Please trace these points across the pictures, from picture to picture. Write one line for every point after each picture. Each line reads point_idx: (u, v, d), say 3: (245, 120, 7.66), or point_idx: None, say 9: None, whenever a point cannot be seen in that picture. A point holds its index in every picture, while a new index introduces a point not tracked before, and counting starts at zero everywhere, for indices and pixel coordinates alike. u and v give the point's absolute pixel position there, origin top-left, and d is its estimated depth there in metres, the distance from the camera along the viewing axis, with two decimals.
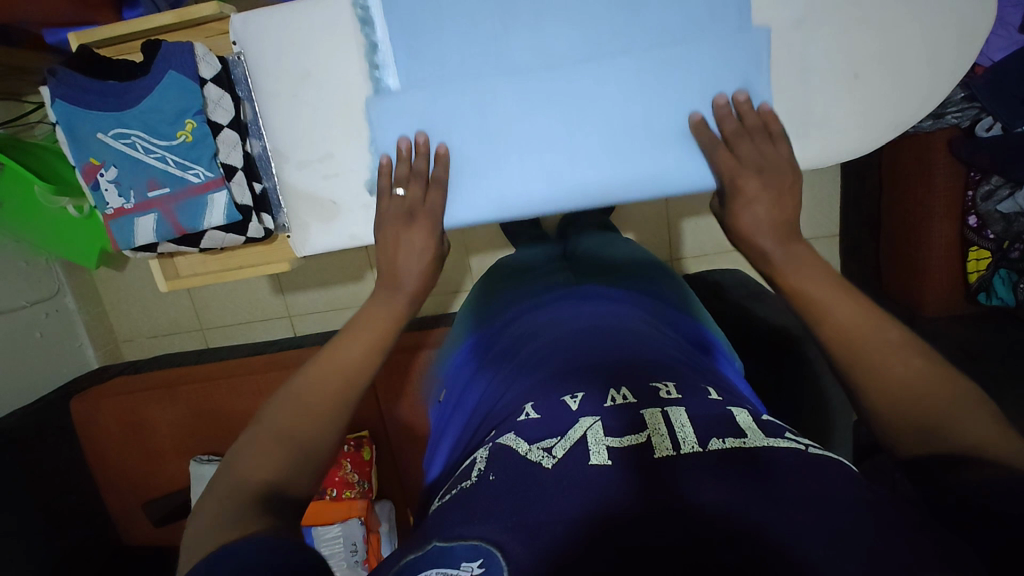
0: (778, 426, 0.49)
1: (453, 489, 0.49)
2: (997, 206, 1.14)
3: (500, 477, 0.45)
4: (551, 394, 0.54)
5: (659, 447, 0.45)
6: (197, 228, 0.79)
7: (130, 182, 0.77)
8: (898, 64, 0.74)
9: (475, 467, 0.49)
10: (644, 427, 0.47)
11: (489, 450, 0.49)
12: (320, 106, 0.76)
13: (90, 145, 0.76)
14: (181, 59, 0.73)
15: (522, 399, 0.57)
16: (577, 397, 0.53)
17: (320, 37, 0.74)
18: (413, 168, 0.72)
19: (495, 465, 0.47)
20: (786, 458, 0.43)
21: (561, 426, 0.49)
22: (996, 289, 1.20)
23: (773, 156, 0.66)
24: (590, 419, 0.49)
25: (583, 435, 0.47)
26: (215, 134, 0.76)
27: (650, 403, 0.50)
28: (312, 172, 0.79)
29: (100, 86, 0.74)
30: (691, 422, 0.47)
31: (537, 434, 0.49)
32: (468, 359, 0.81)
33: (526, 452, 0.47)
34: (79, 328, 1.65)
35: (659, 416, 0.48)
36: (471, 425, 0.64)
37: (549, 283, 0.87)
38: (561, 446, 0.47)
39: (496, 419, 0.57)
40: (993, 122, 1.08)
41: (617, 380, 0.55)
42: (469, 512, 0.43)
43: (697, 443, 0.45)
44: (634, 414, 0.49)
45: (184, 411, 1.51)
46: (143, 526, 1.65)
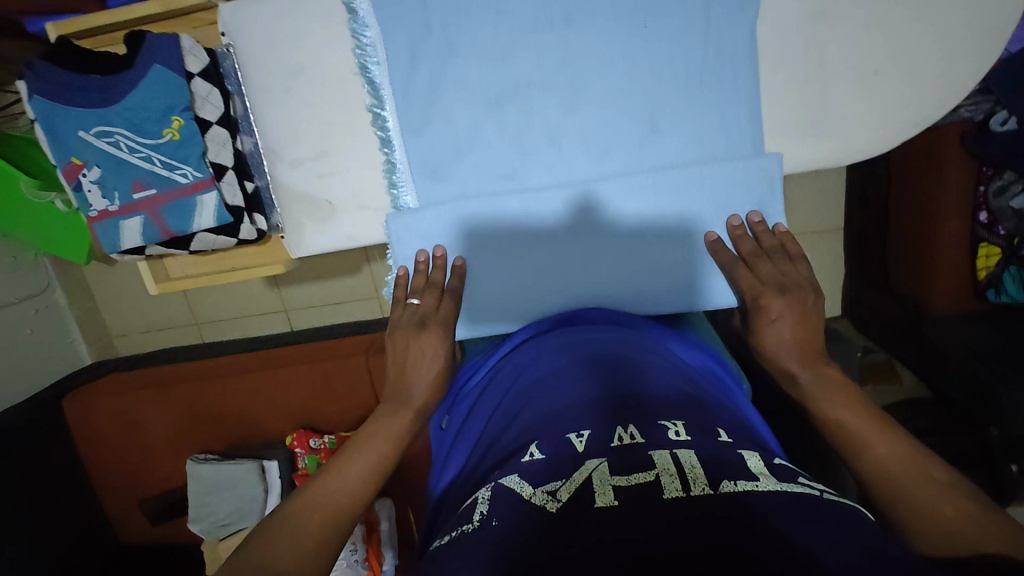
0: (791, 471, 0.47)
1: (451, 532, 0.46)
2: (1010, 202, 1.10)
3: (503, 522, 0.43)
4: (556, 432, 0.52)
5: (668, 487, 0.43)
6: (186, 231, 0.76)
7: (115, 183, 0.74)
8: (919, 61, 0.71)
9: (476, 509, 0.47)
10: (652, 466, 0.45)
11: (491, 491, 0.47)
12: (313, 103, 0.73)
13: (70, 143, 0.72)
14: (166, 52, 0.69)
15: (526, 436, 0.54)
16: (583, 435, 0.50)
17: (311, 27, 0.70)
18: (431, 280, 0.75)
19: (496, 509, 0.45)
20: (801, 502, 0.41)
21: (565, 468, 0.47)
22: (1006, 286, 1.16)
23: (788, 277, 0.69)
24: (595, 460, 0.47)
25: (588, 477, 0.45)
26: (204, 131, 0.73)
27: (658, 442, 0.48)
28: (306, 172, 0.76)
29: (81, 80, 0.70)
30: (702, 464, 0.45)
31: (541, 476, 0.47)
32: (472, 380, 0.78)
33: (530, 496, 0.45)
34: (70, 324, 1.61)
35: (667, 457, 0.46)
36: (474, 456, 0.61)
37: None
38: (565, 489, 0.44)
39: (498, 455, 0.55)
40: (1007, 116, 1.06)
41: (624, 416, 0.52)
42: (467, 560, 0.40)
43: (708, 486, 0.43)
44: (642, 453, 0.47)
45: (179, 409, 1.49)
46: (141, 524, 1.64)
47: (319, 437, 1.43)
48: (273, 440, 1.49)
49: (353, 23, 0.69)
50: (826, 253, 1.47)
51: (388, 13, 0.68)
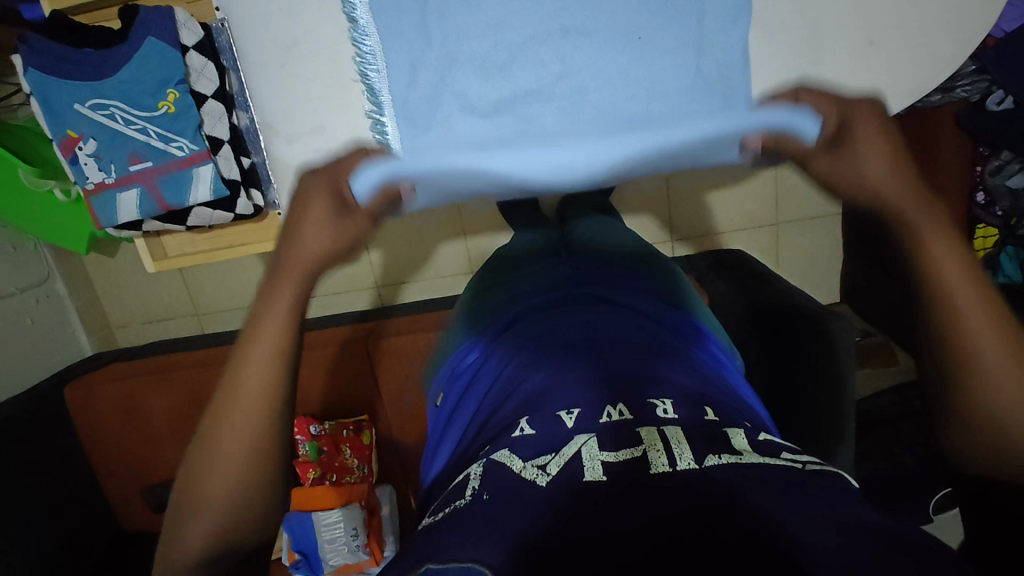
0: (774, 446, 0.47)
1: (444, 508, 0.46)
2: (1006, 181, 1.12)
3: (495, 496, 0.43)
4: (547, 410, 0.52)
5: (655, 462, 0.43)
6: (184, 205, 0.76)
7: (110, 156, 0.74)
8: (913, 32, 0.71)
9: (468, 485, 0.46)
10: (639, 443, 0.45)
11: (484, 465, 0.47)
12: (309, 78, 0.73)
13: (67, 116, 0.72)
14: (160, 24, 0.69)
15: (518, 414, 0.55)
16: (573, 412, 0.51)
17: (307, 4, 0.70)
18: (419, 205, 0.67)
19: (490, 484, 0.44)
20: (787, 474, 0.41)
21: (555, 443, 0.47)
22: (1003, 267, 1.16)
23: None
24: (584, 435, 0.47)
25: (578, 451, 0.45)
26: (200, 105, 0.73)
27: (647, 420, 0.48)
28: (303, 147, 0.76)
29: (76, 54, 0.70)
30: (688, 439, 0.45)
31: (532, 451, 0.47)
32: (465, 362, 0.78)
33: (521, 470, 0.45)
34: (70, 313, 1.62)
35: (655, 434, 0.46)
36: (467, 435, 0.62)
37: (547, 281, 0.84)
38: (555, 463, 0.45)
39: (490, 433, 0.55)
40: (1004, 96, 1.05)
41: (613, 395, 0.53)
42: (458, 531, 0.40)
43: (694, 460, 0.43)
44: (630, 430, 0.47)
45: (179, 397, 1.49)
46: (142, 513, 1.64)
47: (319, 424, 1.36)
48: None
49: (353, 31, 0.70)
50: (827, 236, 1.47)
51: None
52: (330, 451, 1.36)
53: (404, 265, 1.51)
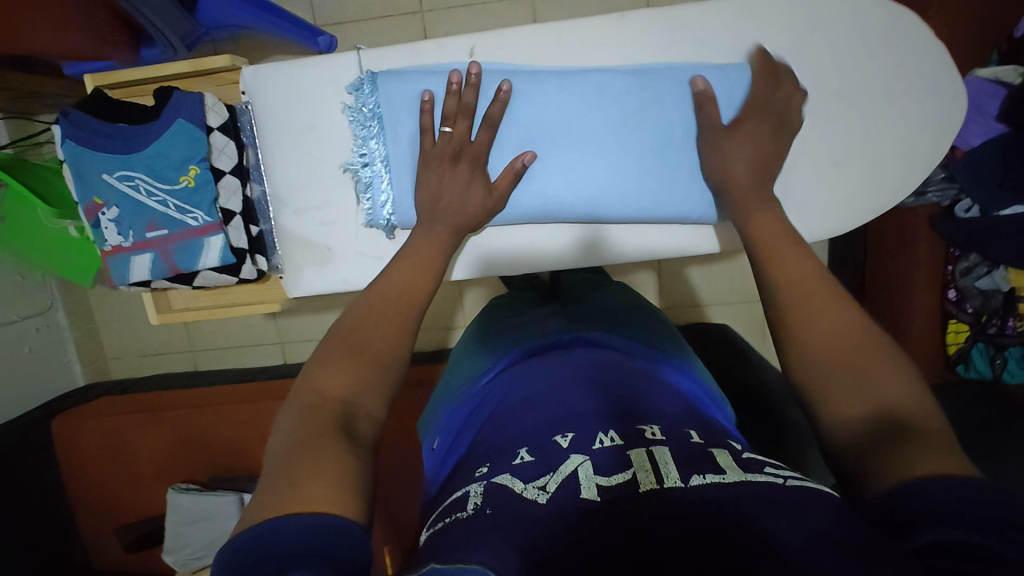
0: (757, 462, 0.47)
1: (446, 518, 0.46)
2: (976, 282, 1.17)
3: (497, 510, 0.43)
4: (543, 435, 0.52)
5: (644, 482, 0.43)
6: (192, 269, 0.80)
7: (130, 223, 0.78)
8: (876, 154, 0.77)
9: (467, 499, 0.46)
10: (630, 465, 0.45)
11: (483, 487, 0.47)
12: (322, 157, 0.79)
13: (94, 185, 0.77)
14: (190, 108, 0.75)
15: (517, 438, 0.54)
16: (568, 435, 0.51)
17: (320, 93, 0.77)
18: (461, 103, 0.71)
19: (491, 500, 0.44)
20: (766, 493, 0.41)
21: (552, 463, 0.48)
22: (974, 361, 1.22)
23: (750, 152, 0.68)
24: (579, 457, 0.47)
25: (574, 471, 0.46)
26: (218, 180, 0.79)
27: (638, 443, 0.49)
28: (309, 219, 0.81)
29: (109, 128, 0.75)
30: (675, 458, 0.46)
31: (532, 473, 0.47)
32: (464, 401, 0.78)
33: (521, 490, 0.45)
34: (69, 343, 1.67)
35: (644, 454, 0.46)
36: (463, 464, 0.60)
37: (547, 326, 0.87)
38: (553, 481, 0.45)
39: (489, 457, 0.54)
40: (971, 204, 1.14)
41: (608, 423, 0.53)
42: (467, 536, 0.41)
43: (680, 479, 0.43)
44: (620, 453, 0.47)
45: (167, 435, 1.50)
46: (117, 553, 1.59)
47: None
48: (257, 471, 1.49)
49: (353, 111, 0.76)
50: None
51: (384, 91, 0.74)
52: None
53: None
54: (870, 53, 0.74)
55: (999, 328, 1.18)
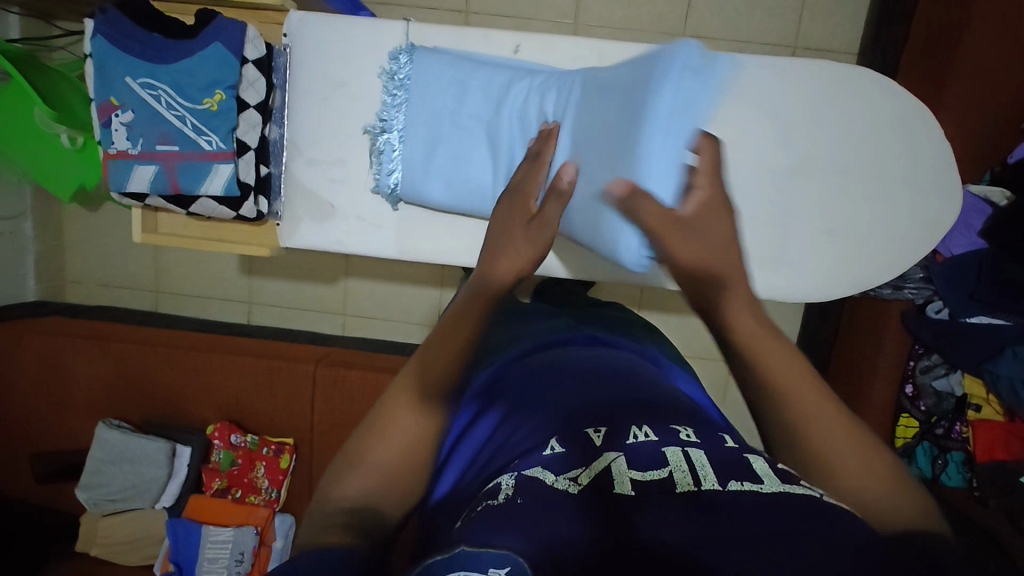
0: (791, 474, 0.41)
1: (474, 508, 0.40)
2: (933, 381, 1.22)
3: (529, 499, 0.38)
4: (572, 426, 0.47)
5: (680, 482, 0.38)
6: (193, 192, 0.79)
7: (142, 131, 0.77)
8: (871, 233, 0.79)
9: (498, 489, 0.41)
10: (666, 462, 0.40)
11: (513, 478, 0.41)
12: (346, 115, 0.79)
13: (114, 86, 0.76)
14: (231, 34, 0.75)
15: (541, 428, 0.48)
16: (602, 430, 0.46)
17: (361, 52, 0.78)
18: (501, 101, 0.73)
19: (520, 488, 0.39)
20: (807, 506, 0.35)
21: (585, 457, 0.42)
22: (917, 458, 1.25)
23: None
24: (613, 452, 0.42)
25: (607, 468, 0.40)
26: (240, 111, 0.78)
27: (673, 440, 0.43)
28: (319, 171, 0.80)
29: (144, 35, 0.75)
30: (714, 463, 0.40)
31: (562, 464, 0.41)
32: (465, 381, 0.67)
33: (551, 481, 0.40)
34: (28, 255, 1.62)
35: (679, 453, 0.41)
36: (470, 454, 0.52)
37: (551, 317, 0.81)
38: (586, 474, 0.40)
39: (513, 447, 0.47)
40: (941, 306, 1.19)
41: (641, 417, 0.48)
42: (492, 521, 0.37)
43: (717, 482, 0.38)
44: (654, 452, 0.41)
45: (111, 368, 1.42)
46: (24, 483, 1.50)
47: (242, 435, 1.38)
48: (195, 425, 1.43)
49: (389, 77, 0.76)
50: None
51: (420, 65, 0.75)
52: (245, 465, 1.38)
53: (371, 297, 1.60)
54: (882, 135, 0.77)
55: (946, 430, 1.23)
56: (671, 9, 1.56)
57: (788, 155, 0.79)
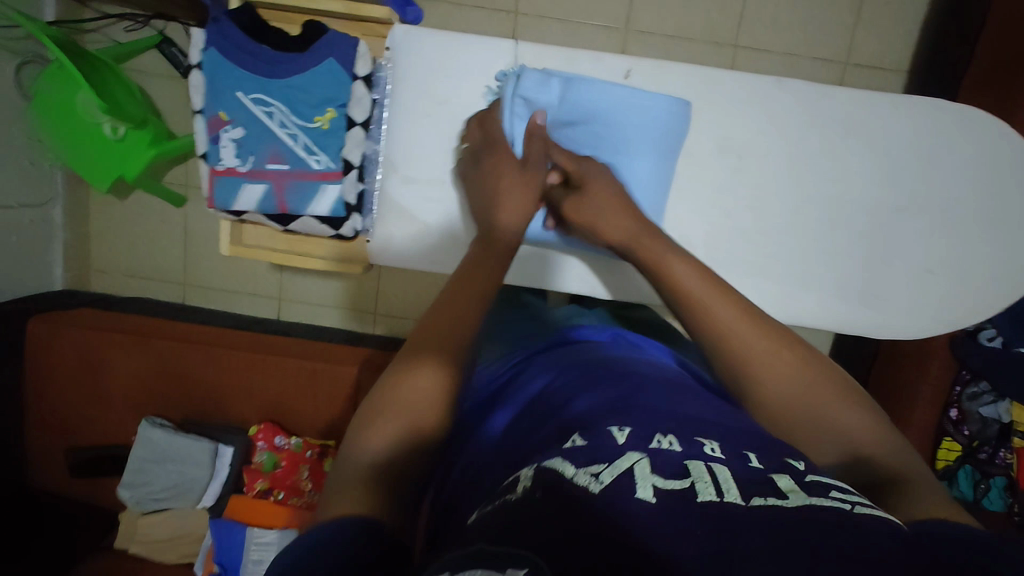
0: (821, 484, 0.41)
1: (491, 503, 0.40)
2: (981, 408, 1.24)
3: (546, 496, 0.37)
4: (598, 424, 0.47)
5: (703, 492, 0.37)
6: (299, 212, 0.84)
7: (253, 148, 0.83)
8: (960, 273, 0.82)
9: (519, 481, 0.41)
10: (688, 474, 0.39)
11: (533, 471, 0.41)
12: (448, 134, 0.79)
13: (228, 103, 0.81)
14: (343, 52, 0.79)
15: (573, 423, 0.48)
16: (624, 430, 0.45)
17: (466, 72, 0.78)
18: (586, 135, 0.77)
19: (540, 484, 0.38)
20: (839, 519, 0.35)
21: (606, 455, 0.42)
22: (958, 481, 1.28)
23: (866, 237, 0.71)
24: (636, 455, 0.41)
25: (629, 467, 0.40)
26: (347, 128, 0.82)
27: (695, 454, 0.42)
28: (415, 190, 0.80)
29: (256, 50, 0.79)
30: (736, 480, 0.39)
31: (584, 459, 0.41)
32: (494, 381, 0.66)
33: (572, 476, 0.39)
34: (56, 244, 1.57)
35: (702, 467, 0.40)
36: (505, 443, 0.52)
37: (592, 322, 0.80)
38: (608, 473, 0.39)
39: (544, 440, 0.48)
40: (995, 334, 1.22)
41: (669, 423, 0.47)
42: (510, 525, 0.35)
43: (741, 497, 0.37)
44: (675, 461, 0.41)
45: (149, 364, 1.40)
46: (58, 476, 1.48)
47: (286, 436, 1.38)
48: (233, 424, 1.42)
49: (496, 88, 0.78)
50: None
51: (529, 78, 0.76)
52: (288, 468, 1.36)
53: (410, 297, 1.59)
54: (979, 178, 0.80)
55: (988, 455, 1.25)
56: (726, 16, 1.42)
57: (899, 194, 0.80)
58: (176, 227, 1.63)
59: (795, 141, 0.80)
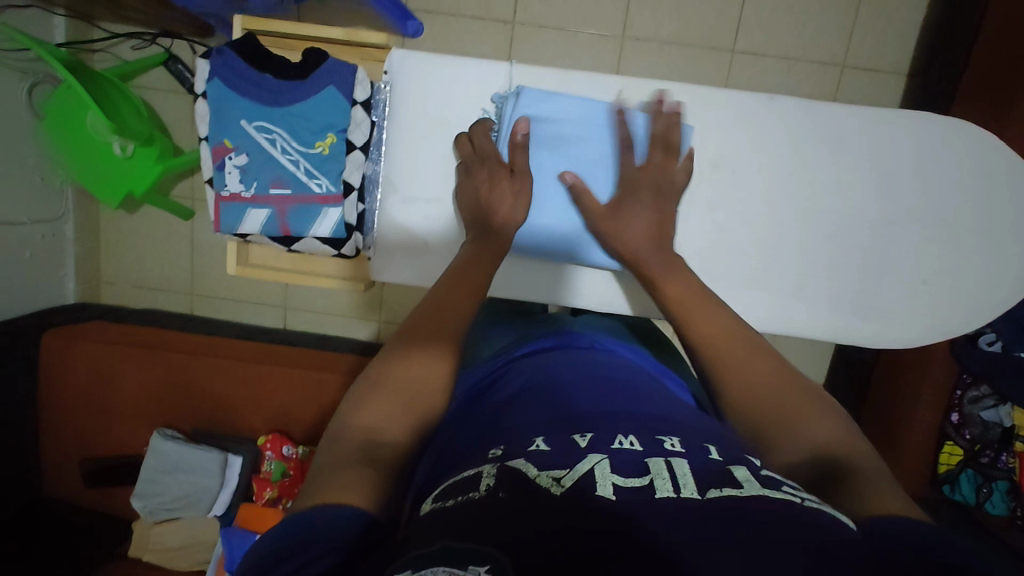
0: (775, 478, 0.43)
1: (452, 497, 0.42)
2: (982, 411, 1.24)
3: (510, 495, 0.39)
4: (561, 431, 0.49)
5: (661, 489, 0.40)
6: (302, 234, 0.86)
7: (257, 173, 0.86)
8: (958, 284, 0.83)
9: (481, 479, 0.43)
10: (647, 472, 0.42)
11: (497, 469, 0.43)
12: (447, 154, 0.81)
13: (231, 130, 0.85)
14: (342, 77, 0.82)
15: (536, 428, 0.50)
16: (586, 436, 0.47)
17: (462, 93, 0.80)
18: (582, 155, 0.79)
19: (504, 483, 0.41)
20: (786, 510, 0.38)
21: (568, 459, 0.44)
22: (960, 484, 1.30)
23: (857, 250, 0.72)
24: (597, 456, 0.44)
25: (591, 469, 0.42)
26: (348, 152, 0.85)
27: (656, 452, 0.45)
28: (415, 209, 0.82)
29: (259, 79, 0.83)
30: (694, 474, 0.42)
31: (547, 462, 0.44)
32: (482, 375, 0.69)
33: (535, 477, 0.42)
34: (68, 258, 1.60)
35: (662, 463, 0.43)
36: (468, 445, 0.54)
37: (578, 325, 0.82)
38: (570, 476, 0.41)
39: (504, 442, 0.50)
40: (994, 339, 1.21)
41: (631, 427, 0.49)
42: (474, 522, 0.38)
43: (696, 490, 0.40)
44: (637, 461, 0.44)
45: (159, 376, 1.43)
46: (73, 486, 1.51)
47: (293, 446, 1.41)
48: (241, 433, 1.45)
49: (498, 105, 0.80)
50: None
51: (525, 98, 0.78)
52: (295, 476, 1.39)
53: (414, 304, 1.60)
54: (983, 198, 0.81)
55: (991, 459, 1.26)
56: (723, 23, 1.43)
57: (898, 209, 0.81)
58: (184, 239, 1.65)
59: (788, 156, 0.81)
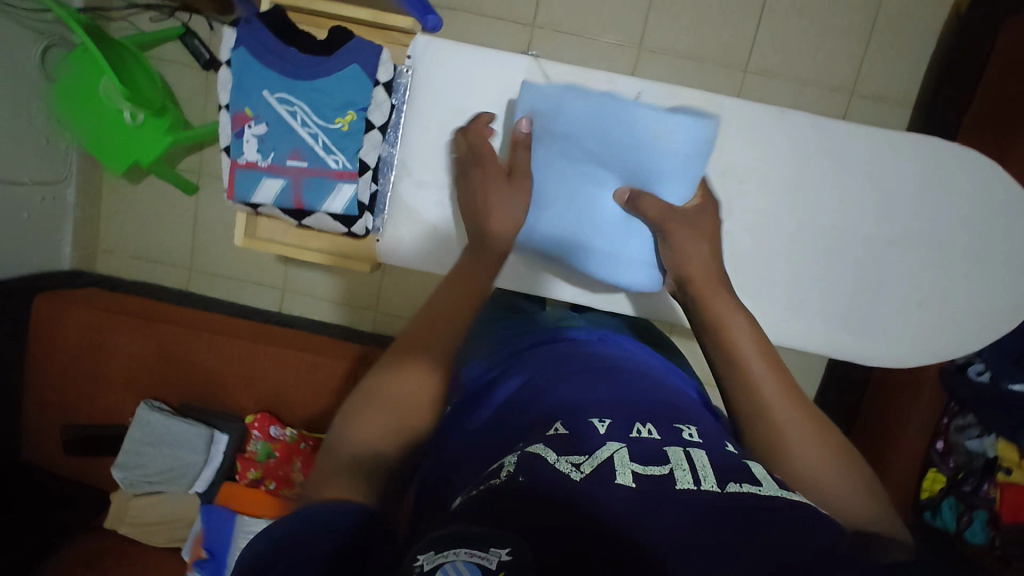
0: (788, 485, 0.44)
1: (478, 486, 0.43)
2: (966, 441, 1.26)
3: (531, 480, 0.40)
4: (579, 415, 0.50)
5: (681, 479, 0.41)
6: (315, 207, 0.87)
7: (275, 143, 0.86)
8: (958, 311, 0.84)
9: (502, 468, 0.43)
10: (667, 461, 0.43)
11: (518, 456, 0.44)
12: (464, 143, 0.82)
13: (253, 99, 0.85)
14: (367, 58, 0.83)
15: (555, 413, 0.51)
16: (605, 422, 0.49)
17: (482, 84, 0.81)
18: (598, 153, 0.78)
19: (525, 469, 0.41)
20: (802, 510, 0.39)
21: (587, 445, 0.45)
22: (942, 512, 1.28)
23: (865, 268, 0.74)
24: (616, 444, 0.45)
25: (610, 456, 0.43)
26: (366, 131, 0.86)
27: (674, 441, 0.46)
28: (428, 194, 0.83)
29: (284, 51, 0.84)
30: (713, 467, 0.43)
31: (567, 448, 0.44)
32: (485, 371, 0.70)
33: (555, 462, 0.42)
34: (67, 223, 1.59)
35: (681, 454, 0.44)
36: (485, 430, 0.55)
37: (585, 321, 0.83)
38: (589, 463, 0.42)
39: (521, 429, 0.51)
40: (983, 369, 1.22)
41: (646, 416, 0.51)
42: (497, 506, 0.38)
43: (716, 484, 0.41)
44: (657, 449, 0.45)
45: (153, 349, 1.42)
46: (53, 452, 1.50)
47: (281, 428, 1.40)
48: (230, 411, 1.44)
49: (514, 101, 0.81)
50: None
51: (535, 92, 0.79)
52: (283, 457, 1.38)
53: (413, 295, 1.60)
54: (987, 224, 0.82)
55: (973, 488, 1.25)
56: (738, 40, 1.45)
57: (896, 228, 0.83)
58: (187, 213, 1.65)
59: (799, 173, 0.82)
